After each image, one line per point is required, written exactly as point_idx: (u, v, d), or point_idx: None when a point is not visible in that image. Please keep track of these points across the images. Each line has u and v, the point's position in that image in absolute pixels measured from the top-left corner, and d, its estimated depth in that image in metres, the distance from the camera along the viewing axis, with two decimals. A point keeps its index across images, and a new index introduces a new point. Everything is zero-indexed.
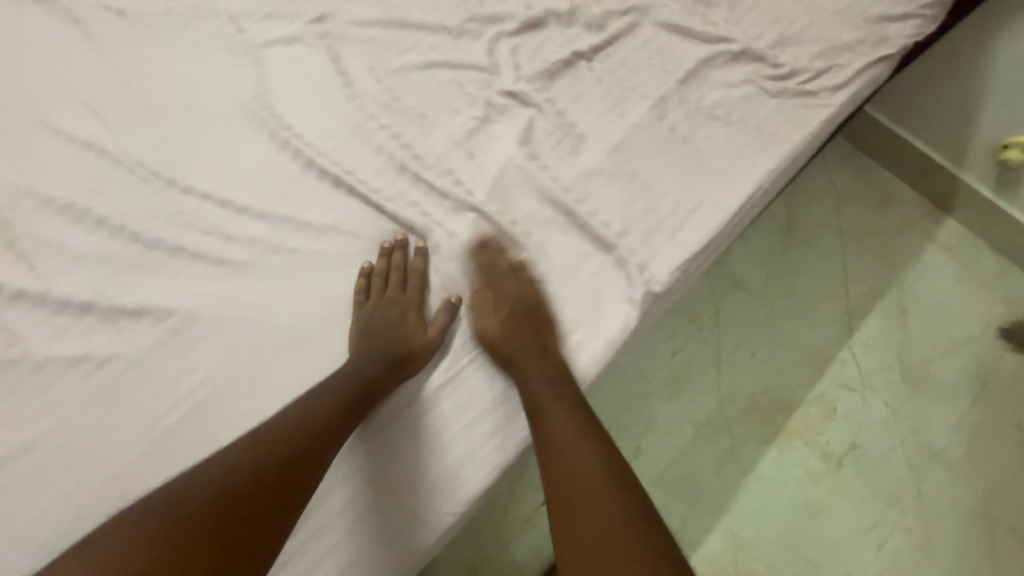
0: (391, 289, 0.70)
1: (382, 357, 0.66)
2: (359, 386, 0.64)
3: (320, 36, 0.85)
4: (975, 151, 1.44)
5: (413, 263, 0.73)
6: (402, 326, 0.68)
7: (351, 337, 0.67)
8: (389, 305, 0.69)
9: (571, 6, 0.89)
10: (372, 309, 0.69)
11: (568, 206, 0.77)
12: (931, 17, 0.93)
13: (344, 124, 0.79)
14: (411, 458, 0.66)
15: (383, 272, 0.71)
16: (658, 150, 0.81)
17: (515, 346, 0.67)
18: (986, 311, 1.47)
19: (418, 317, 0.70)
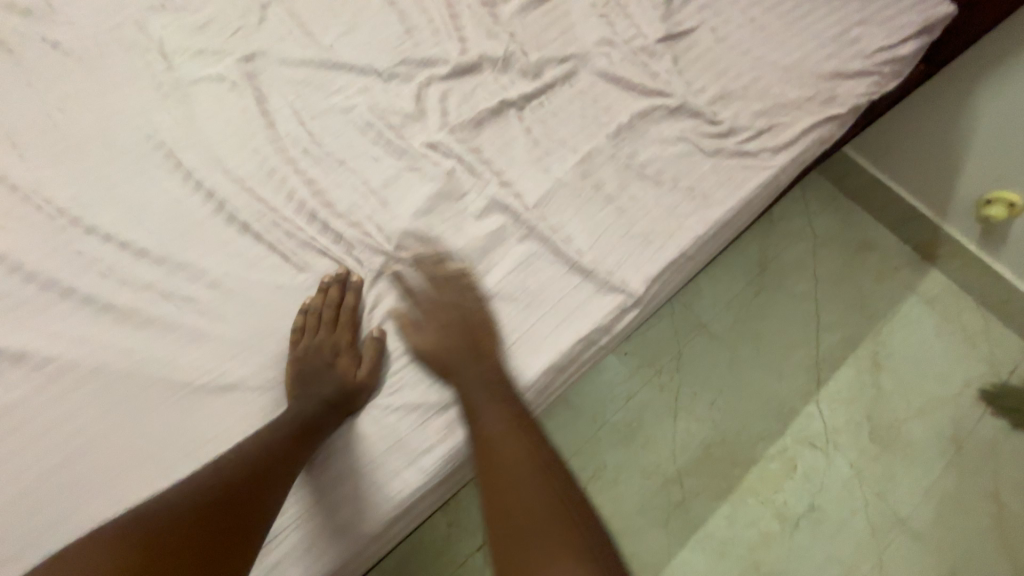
0: (323, 328, 0.69)
1: (320, 396, 0.65)
2: (303, 421, 0.64)
3: (248, 74, 0.84)
4: (957, 202, 1.38)
5: (347, 298, 0.71)
6: (333, 366, 0.67)
7: (287, 377, 0.67)
8: (321, 345, 0.68)
9: (506, 53, 0.87)
10: (306, 349, 0.68)
11: (478, 264, 0.75)
12: (888, 74, 0.88)
13: (260, 166, 0.78)
14: (354, 467, 0.66)
15: (318, 310, 0.70)
16: (579, 206, 0.78)
17: (454, 352, 0.68)
18: (966, 369, 1.39)
19: (351, 358, 0.69)
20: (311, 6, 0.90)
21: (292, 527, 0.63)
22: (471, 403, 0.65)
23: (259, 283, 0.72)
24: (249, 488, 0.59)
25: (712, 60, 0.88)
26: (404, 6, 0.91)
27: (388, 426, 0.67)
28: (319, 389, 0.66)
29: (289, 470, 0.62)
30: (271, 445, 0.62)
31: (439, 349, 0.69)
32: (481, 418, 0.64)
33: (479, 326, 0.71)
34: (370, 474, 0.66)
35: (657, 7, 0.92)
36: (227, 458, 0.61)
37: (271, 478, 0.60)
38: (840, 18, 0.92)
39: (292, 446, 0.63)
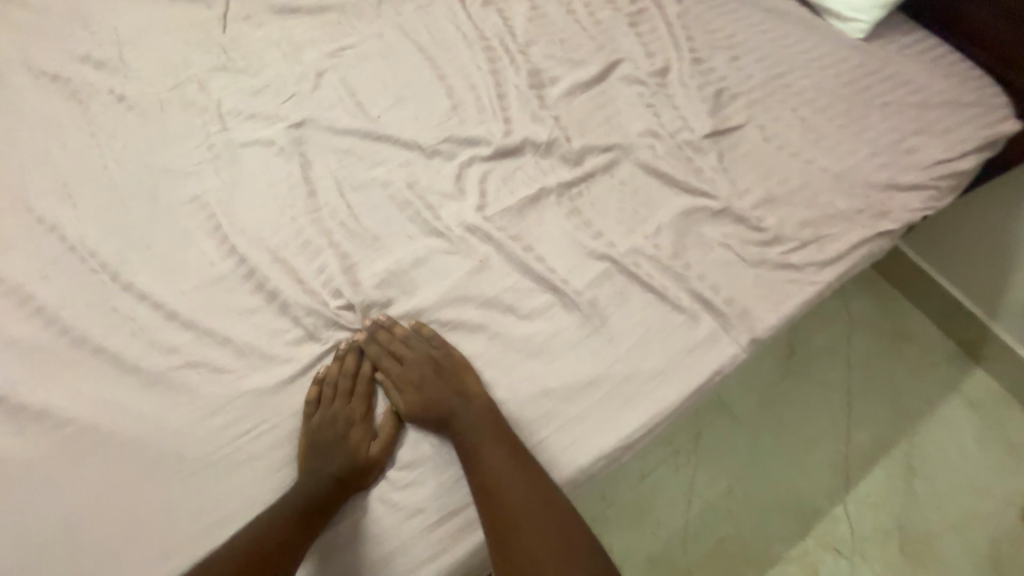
0: (338, 399, 0.69)
1: (329, 474, 0.64)
2: (311, 502, 0.63)
3: (296, 141, 0.86)
4: (1008, 304, 1.30)
5: (363, 367, 0.72)
6: (347, 439, 0.66)
7: (300, 451, 0.66)
8: (333, 418, 0.67)
9: (550, 137, 0.87)
10: (319, 421, 0.67)
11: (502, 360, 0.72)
12: (945, 190, 0.85)
13: (296, 236, 0.79)
14: (360, 555, 0.63)
15: (333, 379, 0.70)
16: (610, 305, 0.76)
17: (439, 392, 0.68)
18: (1009, 484, 1.29)
19: (364, 431, 0.68)
20: (363, 76, 0.92)
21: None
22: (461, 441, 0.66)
23: (282, 359, 0.72)
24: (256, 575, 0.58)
25: (759, 160, 0.86)
26: (453, 82, 0.92)
27: (396, 511, 0.65)
28: (327, 467, 0.64)
29: (293, 556, 0.60)
30: (276, 528, 0.61)
31: (420, 388, 0.69)
32: (475, 456, 0.64)
33: (460, 372, 0.70)
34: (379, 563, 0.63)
35: (706, 100, 0.91)
36: (235, 542, 0.60)
37: (276, 564, 0.59)
38: (896, 124, 0.89)
39: (296, 530, 0.61)
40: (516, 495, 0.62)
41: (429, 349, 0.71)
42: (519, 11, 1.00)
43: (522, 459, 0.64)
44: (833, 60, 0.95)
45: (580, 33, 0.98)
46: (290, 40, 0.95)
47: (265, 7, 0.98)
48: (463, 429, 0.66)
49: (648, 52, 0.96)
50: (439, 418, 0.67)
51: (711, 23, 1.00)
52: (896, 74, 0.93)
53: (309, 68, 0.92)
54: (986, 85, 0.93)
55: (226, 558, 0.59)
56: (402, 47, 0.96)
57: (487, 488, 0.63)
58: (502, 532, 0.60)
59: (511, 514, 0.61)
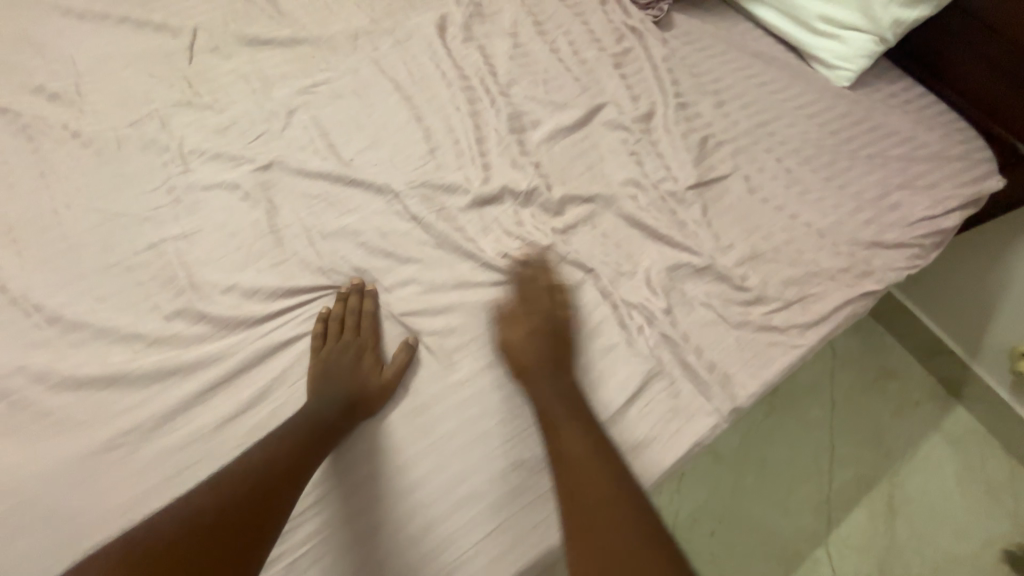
0: (346, 333, 0.72)
1: (342, 398, 0.67)
2: (317, 425, 0.65)
3: (262, 185, 0.81)
4: (987, 346, 1.30)
5: (367, 305, 0.75)
6: (359, 367, 0.69)
7: (310, 380, 0.68)
8: (344, 348, 0.70)
9: (530, 185, 0.84)
10: (329, 352, 0.70)
11: (476, 428, 0.70)
12: (929, 247, 0.84)
13: (257, 286, 0.74)
14: (368, 487, 0.66)
15: (339, 316, 0.73)
16: (566, 359, 0.71)
17: (535, 361, 0.69)
18: (988, 525, 1.28)
19: (375, 357, 0.71)
20: (337, 114, 0.89)
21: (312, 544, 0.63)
22: (549, 414, 0.66)
23: (237, 428, 0.66)
24: (265, 497, 0.59)
25: (743, 213, 0.84)
26: (432, 123, 0.89)
27: (408, 440, 0.69)
28: (338, 394, 0.67)
29: (301, 479, 0.62)
30: (283, 452, 0.62)
31: (524, 356, 0.70)
32: (557, 429, 0.64)
33: (557, 338, 0.72)
34: (390, 493, 0.66)
35: (690, 148, 0.89)
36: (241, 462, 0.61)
37: (292, 472, 0.61)
38: (881, 177, 0.87)
39: (309, 449, 0.63)
40: (600, 475, 0.60)
41: (545, 312, 0.73)
42: (501, 48, 0.97)
43: (604, 446, 0.63)
44: (818, 108, 0.94)
45: (564, 73, 0.96)
46: (260, 74, 0.91)
47: (235, 38, 0.94)
48: (552, 401, 0.67)
49: (633, 95, 0.94)
50: (539, 387, 0.68)
51: (697, 66, 0.98)
52: (881, 125, 0.92)
53: (280, 106, 0.88)
54: (970, 139, 0.92)
55: (237, 473, 0.60)
56: (378, 84, 0.92)
57: (568, 463, 0.61)
58: (572, 499, 0.59)
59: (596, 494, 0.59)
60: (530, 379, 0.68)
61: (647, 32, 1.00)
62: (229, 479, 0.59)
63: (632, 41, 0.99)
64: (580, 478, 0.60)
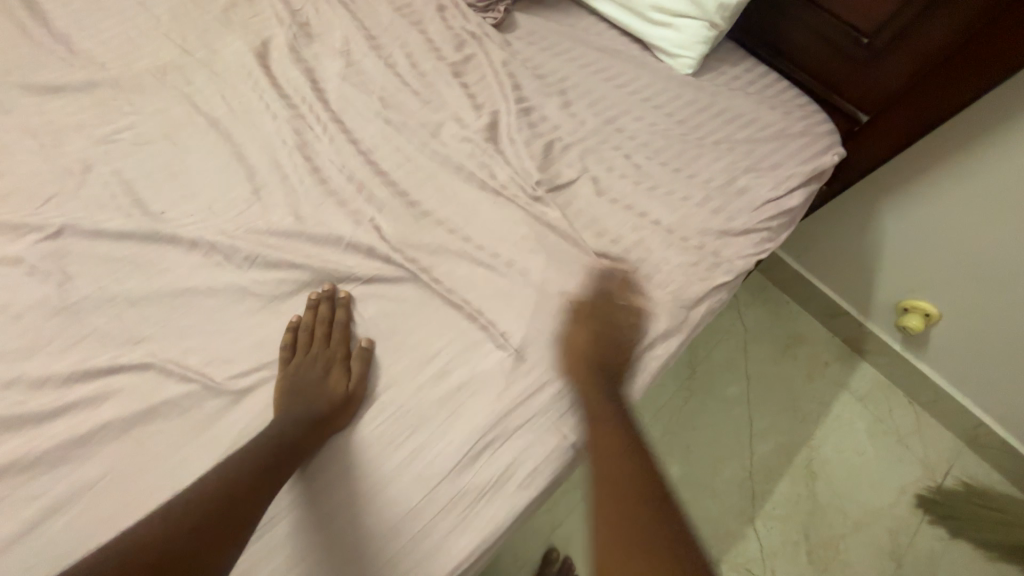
0: (316, 343, 0.69)
1: (306, 413, 0.63)
2: (282, 443, 0.61)
3: (52, 255, 0.72)
4: (878, 305, 1.30)
5: (337, 315, 0.72)
6: (322, 380, 0.66)
7: (276, 397, 0.65)
8: (313, 361, 0.67)
9: (369, 217, 0.79)
10: (297, 366, 0.67)
11: (326, 488, 0.63)
12: (775, 230, 0.85)
13: (47, 377, 0.65)
14: (342, 503, 0.62)
15: (309, 325, 0.70)
16: (617, 356, 0.70)
17: (585, 360, 0.68)
18: (901, 474, 1.27)
19: (342, 370, 0.68)
20: (144, 162, 0.80)
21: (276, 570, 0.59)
22: (596, 408, 0.65)
23: (20, 553, 0.56)
24: (219, 524, 0.55)
25: (593, 217, 0.82)
26: (256, 160, 0.82)
27: (381, 449, 0.65)
28: (301, 409, 0.64)
29: (261, 502, 0.59)
30: (242, 474, 0.59)
31: (580, 351, 0.68)
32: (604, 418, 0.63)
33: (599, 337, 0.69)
34: (363, 507, 0.62)
35: (535, 155, 0.85)
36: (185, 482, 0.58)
37: (251, 493, 0.58)
38: (728, 163, 0.87)
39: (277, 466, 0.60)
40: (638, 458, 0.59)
41: (598, 312, 0.71)
42: (333, 69, 0.91)
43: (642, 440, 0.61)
44: (664, 99, 0.92)
45: (401, 89, 0.90)
46: (49, 127, 0.81)
47: (18, 88, 0.83)
48: (600, 395, 0.66)
49: (476, 105, 0.90)
50: (586, 383, 0.67)
51: (541, 67, 0.94)
52: (727, 109, 0.92)
53: (73, 161, 0.78)
54: (810, 114, 0.94)
55: (194, 499, 0.56)
56: (192, 124, 0.83)
57: (606, 442, 0.61)
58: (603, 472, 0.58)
59: (626, 475, 0.57)
60: (578, 375, 0.67)
61: (487, 36, 0.96)
62: (184, 507, 0.56)
63: (472, 47, 0.95)
64: (614, 463, 0.58)
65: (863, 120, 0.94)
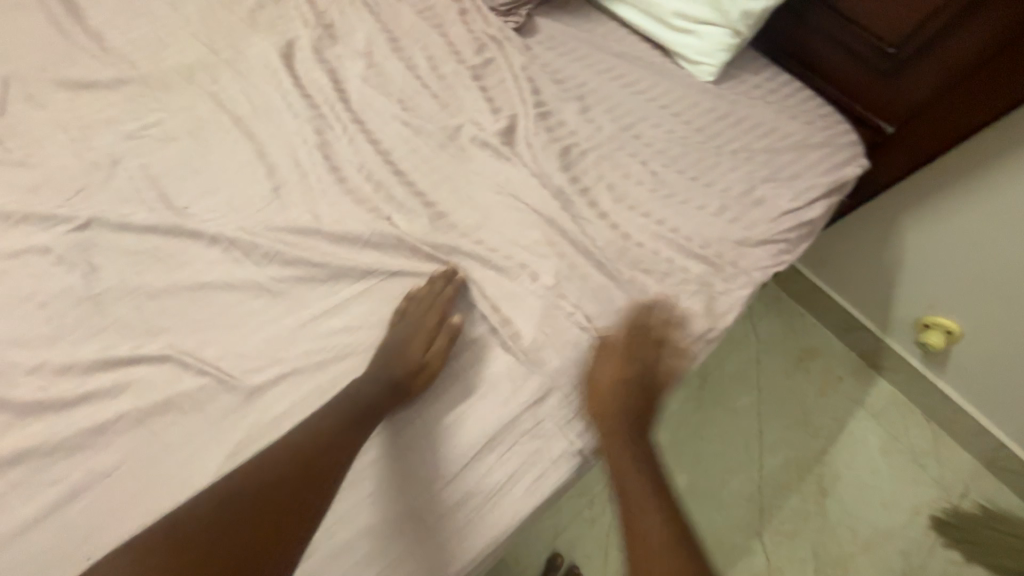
0: (423, 314, 0.71)
1: (392, 381, 0.66)
2: (377, 398, 0.65)
3: (78, 247, 0.74)
4: (897, 321, 1.27)
5: (443, 290, 0.73)
6: (412, 348, 0.68)
7: (376, 357, 0.68)
8: (416, 330, 0.70)
9: (385, 217, 0.80)
10: (403, 331, 0.70)
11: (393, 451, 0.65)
12: (793, 242, 0.84)
13: (69, 364, 0.66)
14: (412, 473, 0.65)
15: (422, 294, 0.73)
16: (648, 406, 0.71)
17: (618, 406, 0.68)
18: (916, 494, 1.24)
19: (439, 344, 0.70)
20: (169, 158, 0.82)
21: (339, 531, 0.61)
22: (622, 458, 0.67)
23: (41, 534, 0.58)
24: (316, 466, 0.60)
25: (608, 224, 0.82)
26: (277, 158, 0.83)
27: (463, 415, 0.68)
28: (386, 374, 0.66)
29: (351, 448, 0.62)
30: (338, 421, 0.62)
31: (608, 394, 0.69)
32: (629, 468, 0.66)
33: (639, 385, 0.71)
34: (441, 464, 0.65)
35: (552, 160, 0.85)
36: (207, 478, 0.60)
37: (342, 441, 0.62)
38: (746, 173, 0.86)
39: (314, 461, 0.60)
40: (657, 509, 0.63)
41: (629, 356, 0.72)
42: (354, 70, 0.92)
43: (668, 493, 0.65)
44: (682, 106, 0.92)
45: (421, 91, 0.91)
46: (79, 121, 0.83)
47: (52, 83, 0.86)
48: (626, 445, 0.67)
49: (494, 108, 0.90)
50: (613, 431, 0.68)
51: (560, 72, 0.94)
52: (747, 118, 0.91)
53: (102, 155, 0.81)
54: (832, 124, 0.92)
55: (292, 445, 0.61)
56: (217, 121, 0.85)
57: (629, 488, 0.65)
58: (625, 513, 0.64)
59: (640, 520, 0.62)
60: (610, 419, 0.68)
61: (507, 40, 0.96)
62: (286, 449, 0.61)
63: (492, 50, 0.95)
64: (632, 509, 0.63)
65: (888, 132, 0.92)
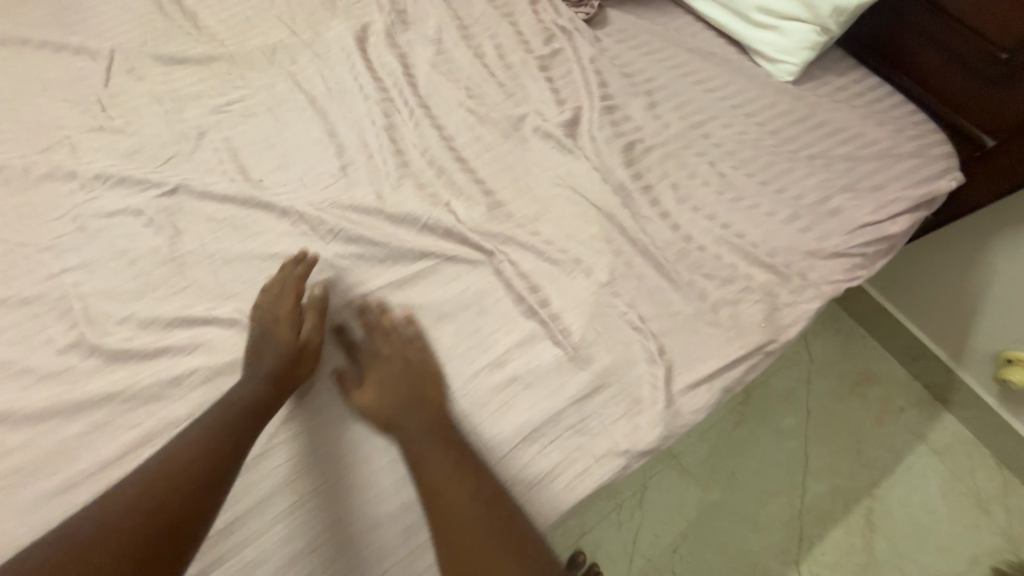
0: (275, 300, 0.70)
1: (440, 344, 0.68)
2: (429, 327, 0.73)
3: (165, 211, 0.79)
4: (972, 351, 1.17)
5: (301, 272, 0.73)
6: (269, 336, 0.68)
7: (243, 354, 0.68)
8: (267, 320, 0.69)
9: (446, 201, 0.81)
10: (259, 323, 0.69)
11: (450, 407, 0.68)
12: (869, 257, 0.79)
13: (152, 319, 0.72)
14: (345, 468, 0.64)
15: (279, 281, 0.72)
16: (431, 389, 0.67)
17: (394, 399, 0.65)
18: (978, 541, 1.14)
19: (288, 326, 0.68)
20: (248, 133, 0.86)
21: (261, 511, 0.61)
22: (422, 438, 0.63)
23: (120, 470, 0.64)
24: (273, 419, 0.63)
25: (669, 224, 0.79)
26: (346, 138, 0.86)
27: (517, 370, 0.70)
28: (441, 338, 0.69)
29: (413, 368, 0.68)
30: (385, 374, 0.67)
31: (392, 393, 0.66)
32: (425, 454, 0.61)
33: (419, 374, 0.68)
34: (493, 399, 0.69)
35: (615, 155, 0.83)
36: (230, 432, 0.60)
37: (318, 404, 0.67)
38: (823, 180, 0.81)
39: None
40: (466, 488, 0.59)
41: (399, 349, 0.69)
42: (423, 56, 0.94)
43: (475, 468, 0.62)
44: (757, 107, 0.87)
45: (486, 79, 0.91)
46: (172, 95, 0.89)
47: (150, 58, 0.92)
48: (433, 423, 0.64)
49: (559, 100, 0.89)
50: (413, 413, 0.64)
51: (629, 66, 0.92)
52: (829, 122, 0.85)
53: (190, 126, 0.86)
54: (926, 134, 0.85)
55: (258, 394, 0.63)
56: (293, 100, 0.89)
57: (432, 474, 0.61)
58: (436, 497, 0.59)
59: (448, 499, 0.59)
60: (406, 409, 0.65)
61: (577, 32, 0.95)
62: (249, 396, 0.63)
63: (561, 41, 0.94)
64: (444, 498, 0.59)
65: (989, 145, 0.84)
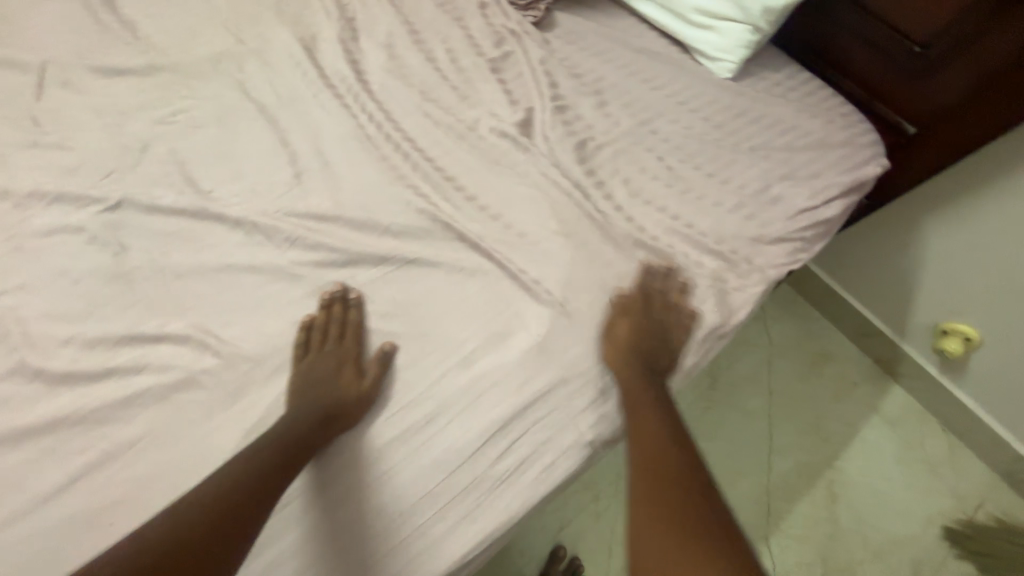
0: (331, 341, 0.70)
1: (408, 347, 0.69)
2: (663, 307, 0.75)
3: (109, 226, 0.77)
4: (914, 326, 1.25)
5: (350, 316, 0.72)
6: (336, 377, 0.67)
7: (291, 392, 0.67)
8: (325, 362, 0.68)
9: (405, 204, 0.81)
10: (311, 364, 0.68)
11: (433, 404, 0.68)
12: (808, 241, 0.84)
13: (100, 338, 0.69)
14: (354, 473, 0.64)
15: (323, 323, 0.71)
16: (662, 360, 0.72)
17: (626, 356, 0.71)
18: (929, 503, 1.22)
19: (356, 369, 0.69)
20: (196, 143, 0.84)
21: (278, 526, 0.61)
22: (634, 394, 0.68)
23: (71, 497, 0.61)
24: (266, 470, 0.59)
25: (623, 217, 0.82)
26: (300, 145, 0.86)
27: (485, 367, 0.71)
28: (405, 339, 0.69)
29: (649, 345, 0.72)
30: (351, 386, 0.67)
31: (627, 346, 0.71)
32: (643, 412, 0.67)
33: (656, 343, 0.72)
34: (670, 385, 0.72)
35: (569, 153, 0.86)
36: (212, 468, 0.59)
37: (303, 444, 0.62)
38: (763, 171, 0.86)
39: (285, 458, 0.61)
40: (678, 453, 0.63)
41: (643, 308, 0.73)
42: (376, 61, 0.94)
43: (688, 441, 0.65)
44: (700, 102, 0.92)
45: (440, 83, 0.92)
46: (113, 106, 0.86)
47: (87, 69, 0.89)
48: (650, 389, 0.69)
49: (512, 101, 0.91)
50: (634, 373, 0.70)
51: (578, 66, 0.95)
52: (766, 115, 0.90)
53: (134, 138, 0.84)
54: (854, 124, 0.91)
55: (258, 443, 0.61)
56: (243, 109, 0.88)
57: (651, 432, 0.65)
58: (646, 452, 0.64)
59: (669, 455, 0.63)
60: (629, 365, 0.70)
61: (526, 34, 0.97)
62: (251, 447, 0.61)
63: (511, 44, 0.96)
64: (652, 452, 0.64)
65: (911, 132, 0.91)
